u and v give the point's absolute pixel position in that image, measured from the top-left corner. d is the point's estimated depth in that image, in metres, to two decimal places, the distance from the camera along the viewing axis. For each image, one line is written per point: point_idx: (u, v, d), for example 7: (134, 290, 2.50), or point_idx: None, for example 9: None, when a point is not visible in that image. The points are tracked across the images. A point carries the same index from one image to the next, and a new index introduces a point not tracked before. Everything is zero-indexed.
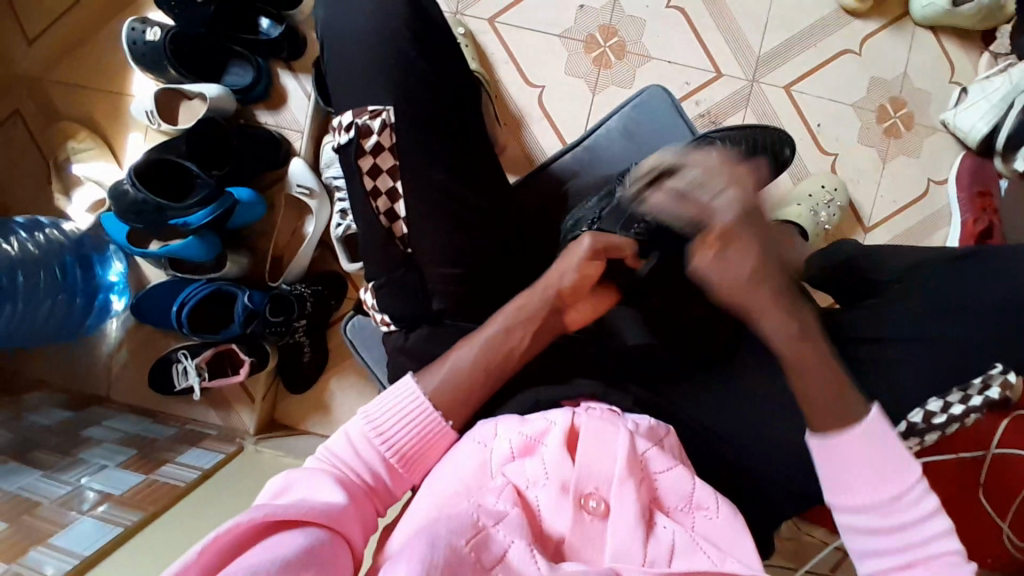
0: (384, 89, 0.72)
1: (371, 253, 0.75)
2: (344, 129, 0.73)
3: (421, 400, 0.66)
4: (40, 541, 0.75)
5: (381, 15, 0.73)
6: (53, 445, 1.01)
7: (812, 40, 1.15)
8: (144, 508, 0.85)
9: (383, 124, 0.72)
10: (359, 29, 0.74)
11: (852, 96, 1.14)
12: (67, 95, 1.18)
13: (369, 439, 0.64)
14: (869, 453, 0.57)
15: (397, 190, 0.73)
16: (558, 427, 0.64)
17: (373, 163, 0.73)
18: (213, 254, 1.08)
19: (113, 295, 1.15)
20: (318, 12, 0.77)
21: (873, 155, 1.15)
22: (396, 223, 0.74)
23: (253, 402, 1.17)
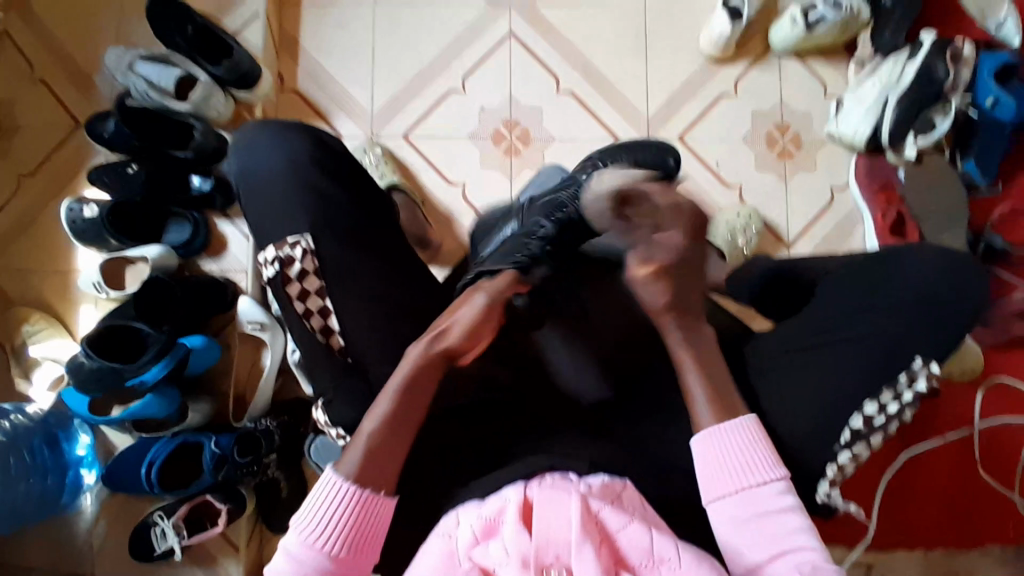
0: (299, 212, 0.79)
1: (311, 369, 0.78)
2: (271, 261, 0.78)
3: (346, 489, 0.67)
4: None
5: (281, 159, 0.81)
6: None
7: (693, 91, 1.26)
8: None
9: (304, 253, 0.77)
10: (264, 172, 0.81)
11: (741, 131, 1.24)
12: (17, 285, 1.23)
13: (312, 542, 0.66)
14: (743, 449, 0.67)
15: (328, 308, 0.77)
16: (512, 505, 0.64)
17: (302, 288, 0.77)
18: (174, 406, 1.09)
19: (83, 468, 1.15)
20: (231, 163, 0.85)
21: (776, 179, 1.23)
22: (331, 336, 0.77)
23: (238, 550, 1.15)
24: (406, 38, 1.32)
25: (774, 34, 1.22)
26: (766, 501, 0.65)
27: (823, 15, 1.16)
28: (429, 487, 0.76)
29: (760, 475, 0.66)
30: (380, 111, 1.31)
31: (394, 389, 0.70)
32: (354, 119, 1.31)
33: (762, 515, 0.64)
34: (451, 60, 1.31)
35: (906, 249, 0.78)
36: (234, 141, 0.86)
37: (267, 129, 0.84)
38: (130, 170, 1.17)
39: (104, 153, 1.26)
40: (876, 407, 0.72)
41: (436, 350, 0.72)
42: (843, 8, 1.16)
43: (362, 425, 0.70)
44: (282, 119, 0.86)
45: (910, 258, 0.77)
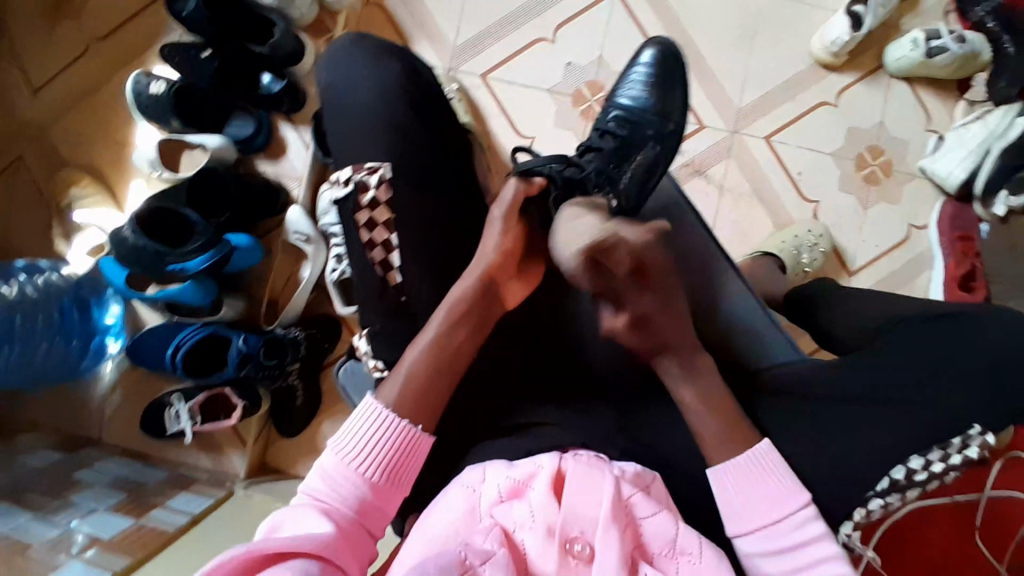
0: (383, 139, 0.76)
1: (363, 297, 0.76)
2: (347, 183, 0.75)
3: (385, 417, 0.67)
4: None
5: (374, 82, 0.78)
6: (44, 487, 1.01)
7: (790, 93, 1.20)
8: (131, 553, 0.85)
9: (380, 180, 0.75)
10: (356, 90, 0.79)
11: (830, 145, 1.19)
12: (72, 146, 1.23)
13: (348, 465, 0.65)
14: (760, 476, 0.65)
15: (392, 242, 0.74)
16: (545, 471, 0.64)
17: (370, 217, 0.75)
18: (210, 298, 1.09)
19: (109, 337, 1.15)
20: (320, 73, 0.82)
21: (854, 202, 1.18)
22: (390, 271, 0.74)
23: (244, 445, 1.18)
24: None
25: (890, 53, 1.15)
26: (796, 529, 0.63)
27: (946, 45, 1.09)
28: (448, 441, 0.75)
29: (787, 503, 0.64)
30: (464, 44, 1.26)
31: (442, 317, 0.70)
32: (436, 48, 1.26)
33: (791, 542, 0.63)
34: (547, 7, 1.25)
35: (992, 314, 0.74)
36: (325, 55, 0.82)
37: (364, 46, 0.80)
38: (203, 55, 1.13)
39: (179, 31, 1.22)
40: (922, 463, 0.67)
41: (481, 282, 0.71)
42: (968, 44, 1.09)
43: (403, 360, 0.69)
44: (378, 36, 0.82)
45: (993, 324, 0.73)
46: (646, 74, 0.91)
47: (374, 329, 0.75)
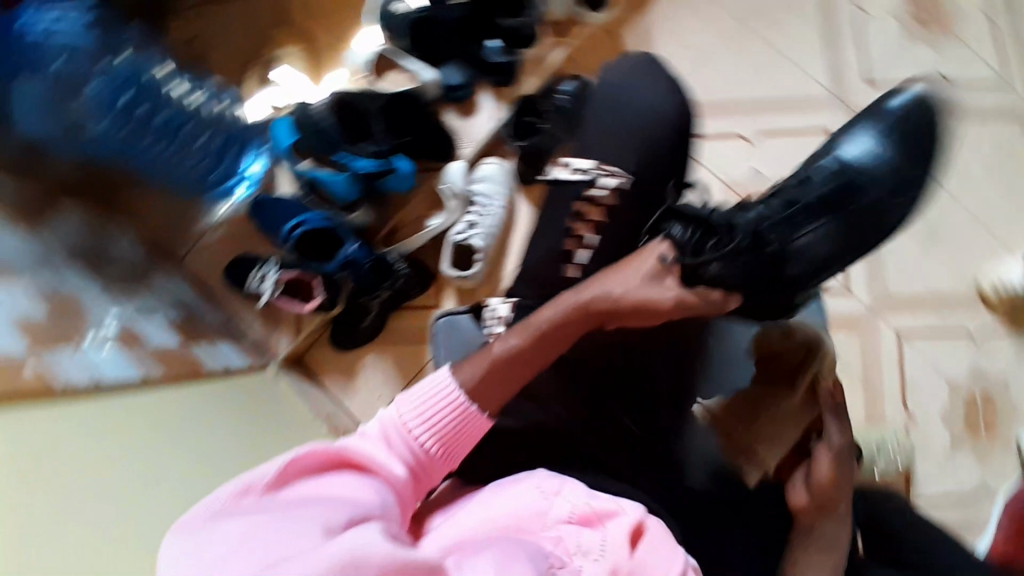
0: (625, 153, 0.79)
1: (532, 273, 0.79)
2: (580, 170, 0.79)
3: (456, 393, 0.66)
4: (72, 345, 0.84)
5: (646, 104, 0.82)
6: (121, 273, 1.05)
7: (939, 307, 1.20)
8: (164, 370, 0.92)
9: (613, 184, 0.78)
10: (626, 101, 0.82)
11: (950, 373, 1.19)
12: (303, 11, 1.30)
13: (409, 422, 0.64)
14: None
15: (589, 240, 0.78)
16: (627, 517, 0.60)
17: (585, 210, 0.78)
18: (351, 198, 1.12)
19: (240, 184, 1.17)
20: (607, 70, 0.86)
21: (944, 440, 1.17)
22: (570, 264, 0.78)
23: (297, 331, 1.18)
24: None
25: None
26: None
27: None
28: None
29: None
30: None
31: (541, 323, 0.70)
32: None
33: None
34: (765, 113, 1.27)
35: None
36: (617, 61, 0.87)
37: (655, 72, 0.84)
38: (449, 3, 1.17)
39: None
40: None
41: (592, 310, 0.70)
42: None
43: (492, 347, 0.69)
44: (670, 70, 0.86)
45: None
46: (879, 133, 0.83)
47: (522, 301, 0.79)
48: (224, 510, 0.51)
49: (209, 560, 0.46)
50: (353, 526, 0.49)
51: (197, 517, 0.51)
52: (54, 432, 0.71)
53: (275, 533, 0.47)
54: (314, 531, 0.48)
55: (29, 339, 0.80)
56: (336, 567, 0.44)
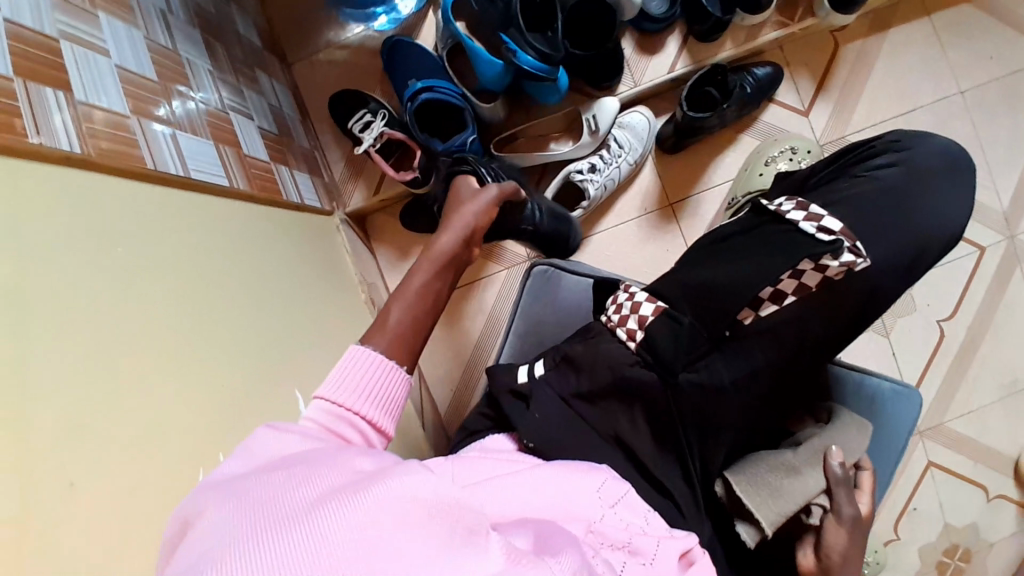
0: (868, 233, 0.65)
1: (705, 295, 0.65)
2: (828, 231, 0.63)
3: (372, 357, 0.59)
4: (166, 122, 0.72)
5: (931, 222, 0.67)
6: (235, 56, 0.95)
7: (978, 456, 1.19)
8: (247, 185, 0.84)
9: (851, 263, 0.61)
10: (920, 201, 0.67)
11: (952, 516, 1.19)
12: None
13: (340, 397, 0.56)
14: None
15: (783, 300, 0.64)
16: (680, 541, 0.58)
17: (804, 267, 0.63)
18: (493, 86, 1.00)
19: (383, 15, 1.06)
20: (916, 141, 0.71)
21: (912, 565, 1.20)
22: (750, 310, 0.64)
23: (374, 193, 1.11)
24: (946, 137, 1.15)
25: None
26: None
27: None
28: None
29: None
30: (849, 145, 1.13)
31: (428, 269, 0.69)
32: (832, 118, 1.13)
33: None
34: None
35: None
36: (937, 143, 0.71)
37: (952, 175, 0.70)
38: None
39: None
40: None
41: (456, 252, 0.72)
42: None
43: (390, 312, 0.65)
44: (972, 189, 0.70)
45: None
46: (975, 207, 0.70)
47: (669, 310, 0.66)
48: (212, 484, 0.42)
49: (211, 519, 0.37)
50: (388, 468, 0.40)
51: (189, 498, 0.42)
52: (159, 216, 0.65)
53: (285, 486, 0.38)
54: (331, 478, 0.39)
55: (131, 105, 0.67)
56: (403, 499, 0.36)
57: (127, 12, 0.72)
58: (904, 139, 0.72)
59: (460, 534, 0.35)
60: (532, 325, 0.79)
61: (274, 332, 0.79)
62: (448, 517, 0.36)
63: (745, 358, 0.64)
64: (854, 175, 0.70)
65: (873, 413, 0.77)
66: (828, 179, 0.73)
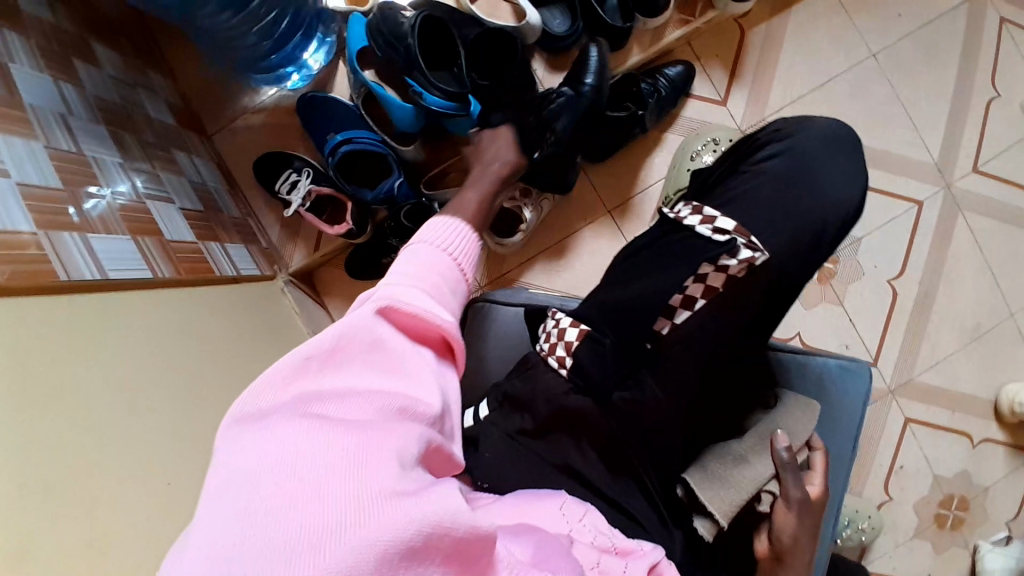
0: (768, 230, 0.66)
1: (622, 308, 0.65)
2: (722, 231, 0.65)
3: (459, 228, 0.66)
4: (77, 229, 0.71)
5: (825, 202, 0.68)
6: (147, 142, 0.94)
7: (952, 405, 1.20)
8: (174, 271, 0.83)
9: (750, 259, 0.63)
10: (818, 176, 0.69)
11: (940, 468, 1.20)
12: None
13: (439, 256, 0.62)
14: None
15: (693, 303, 0.65)
16: (647, 554, 0.55)
17: (706, 270, 0.65)
18: (410, 129, 1.01)
19: (295, 73, 1.07)
20: (797, 126, 0.72)
21: (912, 523, 1.20)
22: (664, 319, 0.66)
23: (314, 249, 1.11)
24: (863, 102, 1.17)
25: None
26: None
27: None
28: None
29: None
30: None
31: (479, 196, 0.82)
32: (750, 104, 1.15)
33: None
34: None
35: None
36: (819, 125, 0.72)
37: (839, 155, 0.70)
38: None
39: None
40: None
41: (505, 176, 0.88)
42: None
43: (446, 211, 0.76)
44: (860, 163, 0.71)
45: None
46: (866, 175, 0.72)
47: (591, 332, 0.65)
48: (298, 394, 0.47)
49: (293, 447, 0.41)
50: (427, 483, 0.44)
51: (275, 391, 0.47)
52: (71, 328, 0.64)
53: (355, 467, 0.41)
54: (386, 476, 0.42)
55: (39, 220, 0.66)
56: (429, 524, 0.40)
57: (23, 125, 0.72)
58: (789, 126, 0.72)
59: (468, 573, 0.41)
60: (474, 362, 0.78)
61: (221, 414, 0.79)
62: (467, 551, 0.41)
63: (670, 368, 0.65)
64: (744, 169, 0.70)
65: (823, 393, 0.77)
66: (724, 175, 0.73)
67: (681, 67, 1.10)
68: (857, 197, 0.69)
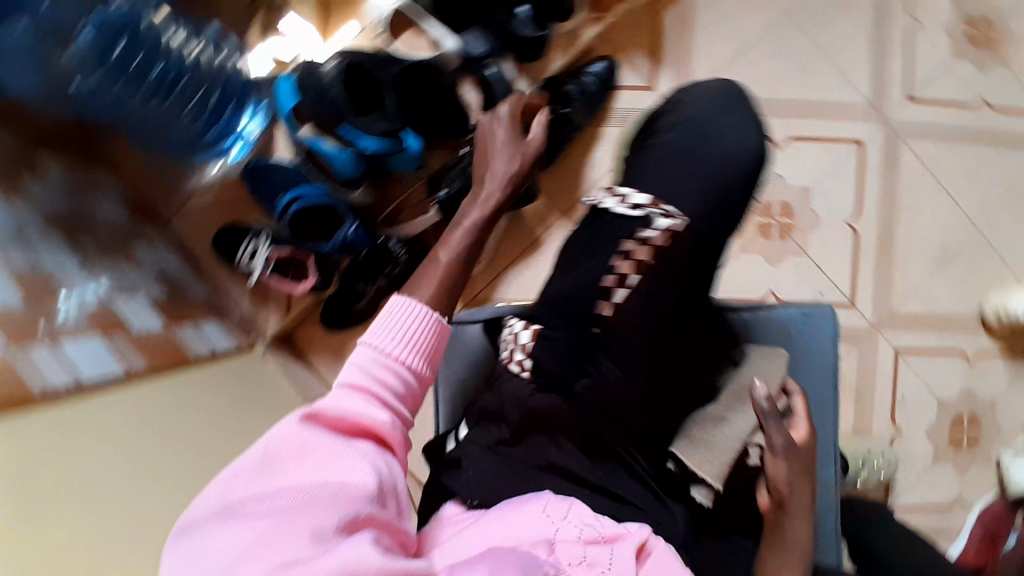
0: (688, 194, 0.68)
1: (563, 300, 0.67)
2: (638, 206, 0.67)
3: (419, 310, 0.62)
4: (44, 339, 0.75)
5: (725, 155, 0.70)
6: (101, 240, 0.96)
7: (939, 328, 1.21)
8: (144, 359, 0.85)
9: (669, 227, 0.65)
10: (715, 142, 0.71)
11: (942, 391, 1.21)
12: None
13: (384, 347, 0.59)
14: None
15: (629, 281, 0.65)
16: (633, 536, 0.56)
17: (629, 247, 0.65)
18: (353, 175, 1.04)
19: (234, 146, 1.08)
20: (685, 95, 0.75)
21: (928, 450, 1.21)
22: (604, 301, 0.65)
23: (287, 311, 1.14)
24: (785, 59, 1.20)
25: None
26: None
27: None
28: None
29: None
30: None
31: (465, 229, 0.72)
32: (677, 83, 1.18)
33: None
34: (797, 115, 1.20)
35: None
36: (705, 90, 0.75)
37: (731, 112, 0.73)
38: None
39: None
40: None
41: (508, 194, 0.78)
42: None
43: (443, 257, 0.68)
44: (754, 115, 0.74)
45: None
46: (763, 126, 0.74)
47: (543, 331, 0.67)
48: (225, 503, 0.49)
49: (223, 546, 0.46)
50: (342, 549, 0.46)
51: (214, 495, 0.50)
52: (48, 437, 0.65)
53: (270, 551, 0.45)
54: (298, 548, 0.45)
55: None
56: None
57: None
58: (677, 98, 0.76)
59: None
60: (451, 385, 0.81)
61: None
62: None
63: (616, 350, 0.66)
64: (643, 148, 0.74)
65: (790, 343, 0.79)
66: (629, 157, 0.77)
67: (595, 62, 1.14)
68: (756, 146, 0.71)
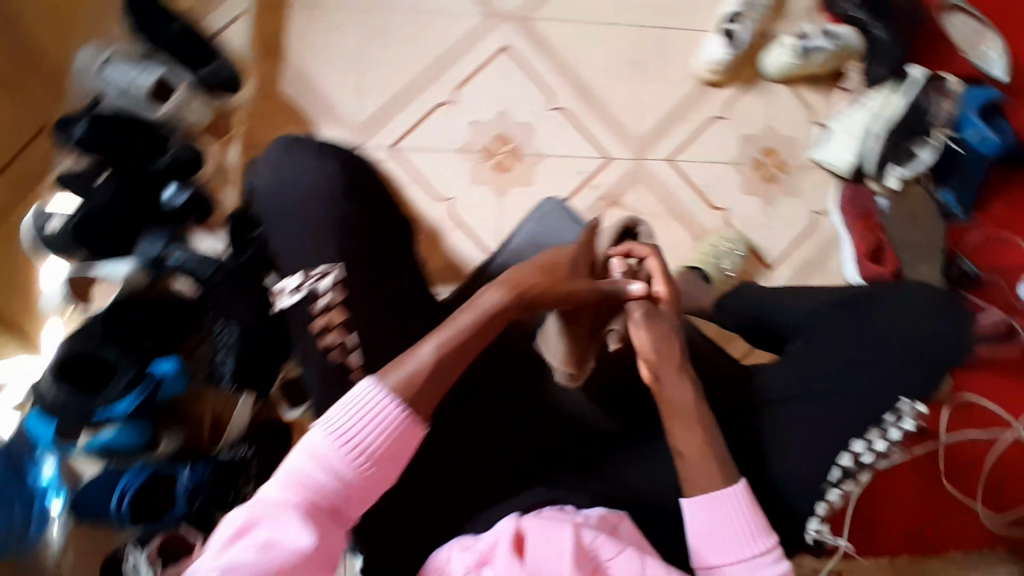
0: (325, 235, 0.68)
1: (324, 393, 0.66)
2: (295, 289, 0.67)
3: (381, 397, 0.58)
4: None
5: (306, 191, 0.70)
6: None
7: (685, 115, 1.24)
8: None
9: (331, 282, 0.66)
10: (294, 183, 0.71)
11: (728, 156, 1.25)
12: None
13: (338, 449, 0.56)
14: (735, 514, 0.65)
15: (349, 340, 0.66)
16: (504, 534, 0.59)
17: (320, 320, 0.66)
18: (146, 436, 0.99)
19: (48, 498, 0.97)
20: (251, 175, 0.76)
21: (759, 203, 1.24)
22: (347, 357, 0.66)
23: None
24: (396, 38, 1.19)
25: (768, 62, 1.23)
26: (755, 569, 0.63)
27: (821, 47, 1.20)
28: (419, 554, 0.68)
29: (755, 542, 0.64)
30: (367, 120, 1.17)
31: (437, 347, 0.60)
32: (338, 124, 1.16)
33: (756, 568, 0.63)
34: (446, 68, 1.20)
35: (886, 291, 0.83)
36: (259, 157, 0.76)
37: (290, 150, 0.73)
38: (97, 181, 0.97)
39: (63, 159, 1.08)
40: (864, 446, 0.73)
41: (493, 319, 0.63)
42: (839, 40, 1.21)
43: (414, 354, 0.59)
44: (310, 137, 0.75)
45: (892, 304, 0.81)
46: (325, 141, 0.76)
47: None
48: None
49: None
50: None
51: None
52: None
53: None
54: None
55: None
56: None
57: None
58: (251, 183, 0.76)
59: None
60: None
61: None
62: None
63: None
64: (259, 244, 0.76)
65: None
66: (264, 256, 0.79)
67: None
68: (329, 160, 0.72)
